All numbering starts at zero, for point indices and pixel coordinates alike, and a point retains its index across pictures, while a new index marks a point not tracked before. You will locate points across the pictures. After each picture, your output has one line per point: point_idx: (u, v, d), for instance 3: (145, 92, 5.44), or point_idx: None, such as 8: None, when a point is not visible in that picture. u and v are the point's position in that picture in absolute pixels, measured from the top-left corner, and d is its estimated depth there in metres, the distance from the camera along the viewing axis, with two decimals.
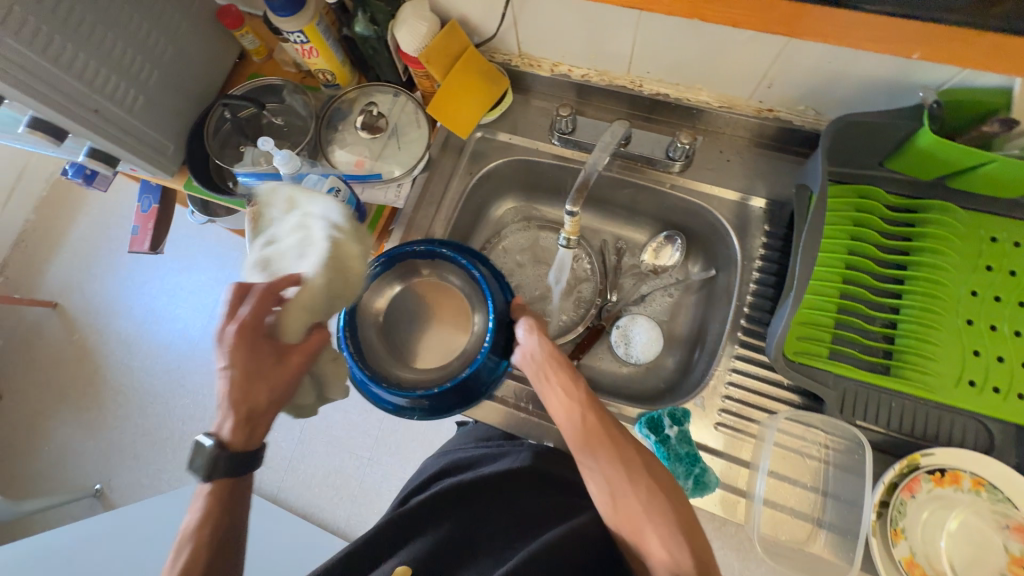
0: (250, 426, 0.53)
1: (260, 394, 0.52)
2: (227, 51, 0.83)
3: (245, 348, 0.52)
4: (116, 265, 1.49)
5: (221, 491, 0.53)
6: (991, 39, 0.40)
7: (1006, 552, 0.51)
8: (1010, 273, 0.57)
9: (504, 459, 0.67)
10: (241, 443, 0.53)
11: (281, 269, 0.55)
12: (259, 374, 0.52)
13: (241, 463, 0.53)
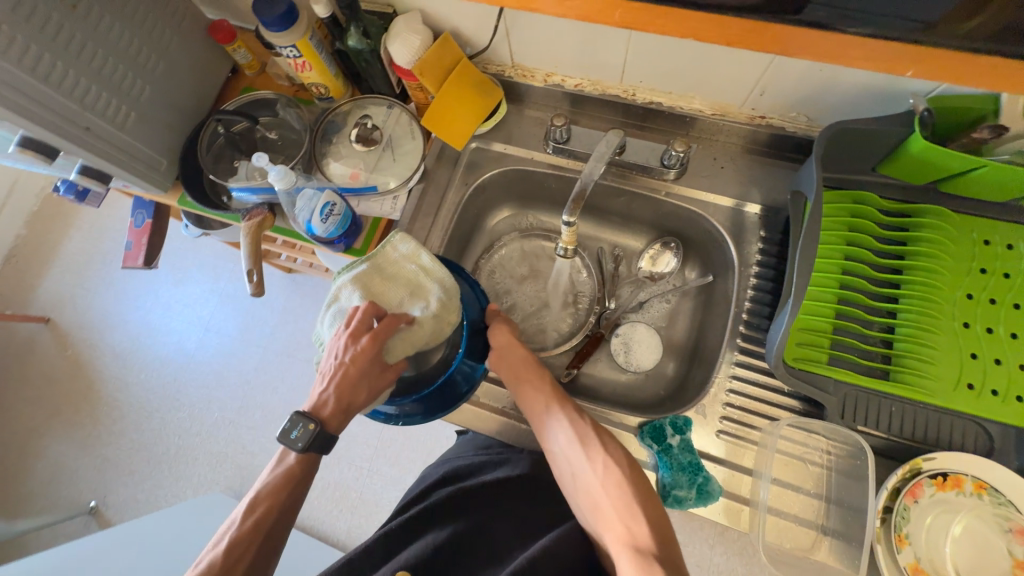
0: (340, 418, 0.56)
1: (361, 395, 0.57)
2: (220, 65, 0.83)
3: (369, 355, 0.57)
4: (111, 280, 1.48)
5: (304, 464, 0.56)
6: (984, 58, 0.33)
7: (1011, 556, 0.51)
8: (1004, 275, 0.57)
9: (504, 466, 0.67)
10: (329, 430, 0.56)
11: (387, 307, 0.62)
12: (368, 378, 0.57)
13: (323, 446, 0.56)
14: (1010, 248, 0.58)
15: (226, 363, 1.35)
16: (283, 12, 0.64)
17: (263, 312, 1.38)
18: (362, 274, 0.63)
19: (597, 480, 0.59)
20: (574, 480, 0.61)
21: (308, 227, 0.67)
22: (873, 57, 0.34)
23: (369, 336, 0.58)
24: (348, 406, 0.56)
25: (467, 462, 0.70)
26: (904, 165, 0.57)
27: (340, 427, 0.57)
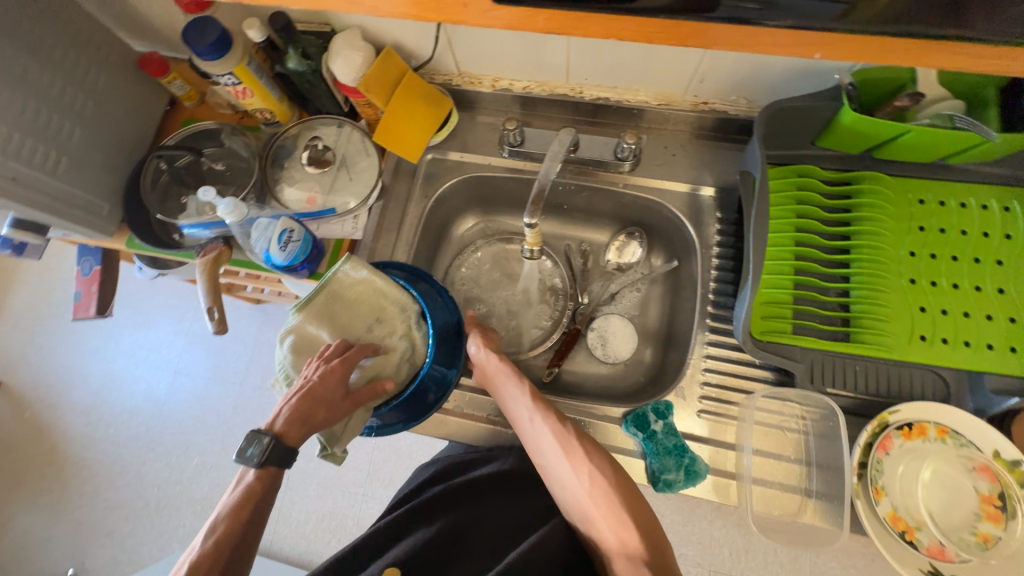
0: (298, 437, 0.51)
1: (320, 416, 0.52)
2: (155, 99, 0.79)
3: (336, 379, 0.54)
4: (65, 333, 1.40)
5: (265, 479, 0.50)
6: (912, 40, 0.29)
7: (977, 493, 0.54)
8: (940, 231, 0.61)
9: (493, 462, 0.68)
10: (287, 445, 0.50)
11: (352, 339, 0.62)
12: (333, 403, 0.53)
13: (282, 463, 0.50)
14: (943, 204, 0.62)
15: (200, 406, 1.29)
16: (215, 40, 0.62)
17: (233, 348, 1.33)
18: (319, 305, 0.62)
19: (586, 492, 0.58)
20: (567, 493, 0.60)
21: (267, 257, 0.65)
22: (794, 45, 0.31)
23: (339, 360, 0.55)
24: (309, 427, 0.52)
25: (456, 461, 0.71)
26: (839, 137, 0.60)
27: (296, 447, 0.51)
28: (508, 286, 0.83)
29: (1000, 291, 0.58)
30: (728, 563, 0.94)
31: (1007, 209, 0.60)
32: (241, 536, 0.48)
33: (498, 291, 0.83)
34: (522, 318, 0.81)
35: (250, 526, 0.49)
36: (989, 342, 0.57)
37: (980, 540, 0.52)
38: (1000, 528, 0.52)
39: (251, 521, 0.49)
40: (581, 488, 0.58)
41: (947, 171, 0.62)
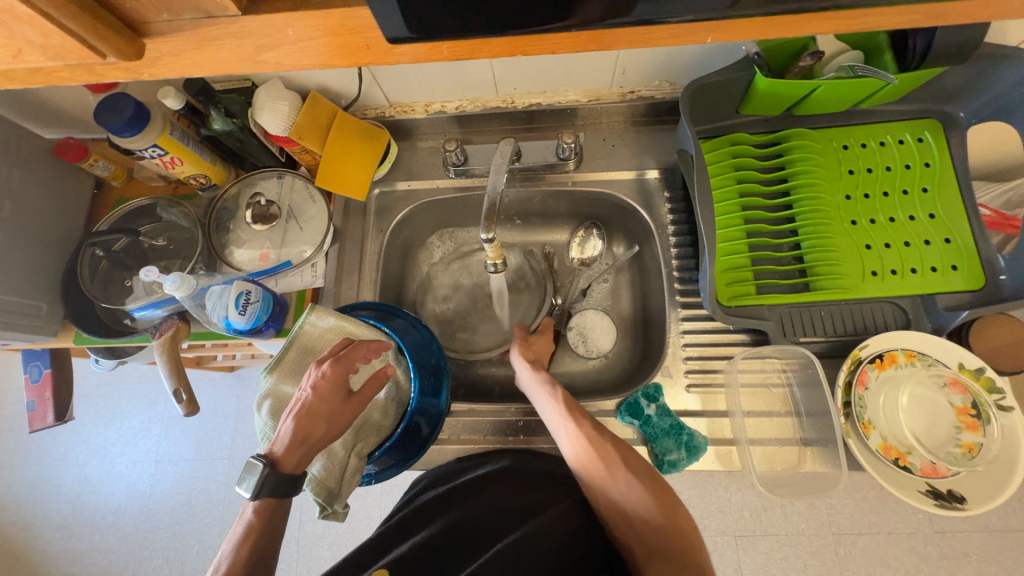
0: (300, 454, 0.48)
1: (320, 430, 0.49)
2: (80, 185, 0.76)
3: (328, 386, 0.51)
4: (28, 447, 1.30)
5: (266, 512, 0.47)
6: (785, 15, 0.30)
7: (953, 406, 0.57)
8: (867, 171, 0.65)
9: (486, 465, 0.64)
10: (284, 469, 0.47)
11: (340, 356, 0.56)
12: (329, 411, 0.50)
13: (283, 490, 0.47)
14: (865, 146, 0.66)
15: (191, 489, 1.22)
16: (130, 115, 0.60)
17: (213, 422, 1.27)
18: (291, 362, 0.61)
19: (606, 477, 0.56)
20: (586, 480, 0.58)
21: (227, 323, 0.62)
22: (683, 36, 0.31)
23: (331, 362, 0.52)
24: (314, 442, 0.49)
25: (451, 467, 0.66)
26: (759, 103, 0.62)
27: (300, 467, 0.49)
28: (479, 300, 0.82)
29: (930, 217, 0.63)
30: (751, 524, 0.96)
31: (921, 140, 0.65)
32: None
33: (472, 310, 0.81)
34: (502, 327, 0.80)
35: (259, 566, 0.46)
36: (932, 264, 0.61)
37: (965, 451, 0.55)
38: (981, 435, 0.55)
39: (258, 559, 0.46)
40: (599, 471, 0.56)
41: (865, 115, 0.66)
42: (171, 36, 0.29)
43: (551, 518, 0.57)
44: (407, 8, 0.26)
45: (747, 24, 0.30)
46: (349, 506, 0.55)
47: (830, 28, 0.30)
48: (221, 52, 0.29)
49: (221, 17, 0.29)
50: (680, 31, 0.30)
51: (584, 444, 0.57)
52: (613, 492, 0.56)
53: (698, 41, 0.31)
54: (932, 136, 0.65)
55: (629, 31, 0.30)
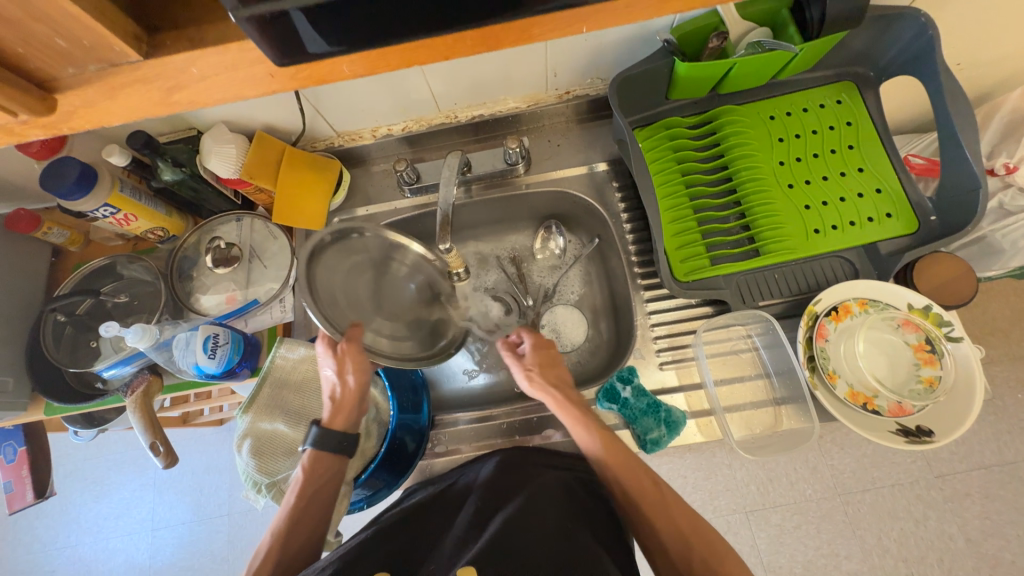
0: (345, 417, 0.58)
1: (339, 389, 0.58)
2: (37, 255, 0.75)
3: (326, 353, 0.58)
4: (18, 534, 1.26)
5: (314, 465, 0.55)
6: (646, 2, 0.31)
7: (909, 344, 0.59)
8: (796, 136, 0.68)
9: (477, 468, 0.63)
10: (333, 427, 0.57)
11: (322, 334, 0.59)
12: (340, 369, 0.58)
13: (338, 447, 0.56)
14: (790, 114, 0.69)
15: (192, 553, 1.19)
16: (75, 178, 0.60)
17: (207, 479, 1.23)
18: (265, 399, 0.61)
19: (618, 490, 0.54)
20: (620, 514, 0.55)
21: (198, 369, 0.62)
22: (556, 29, 0.32)
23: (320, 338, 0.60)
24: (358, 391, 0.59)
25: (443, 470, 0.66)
26: (684, 87, 0.65)
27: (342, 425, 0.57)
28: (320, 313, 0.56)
29: (860, 170, 0.66)
30: (760, 498, 0.96)
31: (840, 102, 0.69)
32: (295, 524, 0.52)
33: (343, 310, 0.59)
34: (376, 351, 0.59)
35: (312, 509, 0.53)
36: (868, 215, 0.64)
37: (927, 385, 0.58)
38: (939, 368, 0.58)
39: (312, 505, 0.53)
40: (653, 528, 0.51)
41: (785, 85, 0.70)
42: (80, 90, 0.30)
43: (538, 492, 0.56)
44: (298, 37, 0.28)
45: (616, 11, 0.32)
46: (338, 534, 0.60)
47: (695, 5, 0.32)
48: (132, 100, 0.30)
49: (124, 65, 0.30)
50: (555, 27, 0.32)
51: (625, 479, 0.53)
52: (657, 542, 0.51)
53: (575, 31, 0.33)
54: (850, 97, 0.69)
55: (514, 32, 0.32)
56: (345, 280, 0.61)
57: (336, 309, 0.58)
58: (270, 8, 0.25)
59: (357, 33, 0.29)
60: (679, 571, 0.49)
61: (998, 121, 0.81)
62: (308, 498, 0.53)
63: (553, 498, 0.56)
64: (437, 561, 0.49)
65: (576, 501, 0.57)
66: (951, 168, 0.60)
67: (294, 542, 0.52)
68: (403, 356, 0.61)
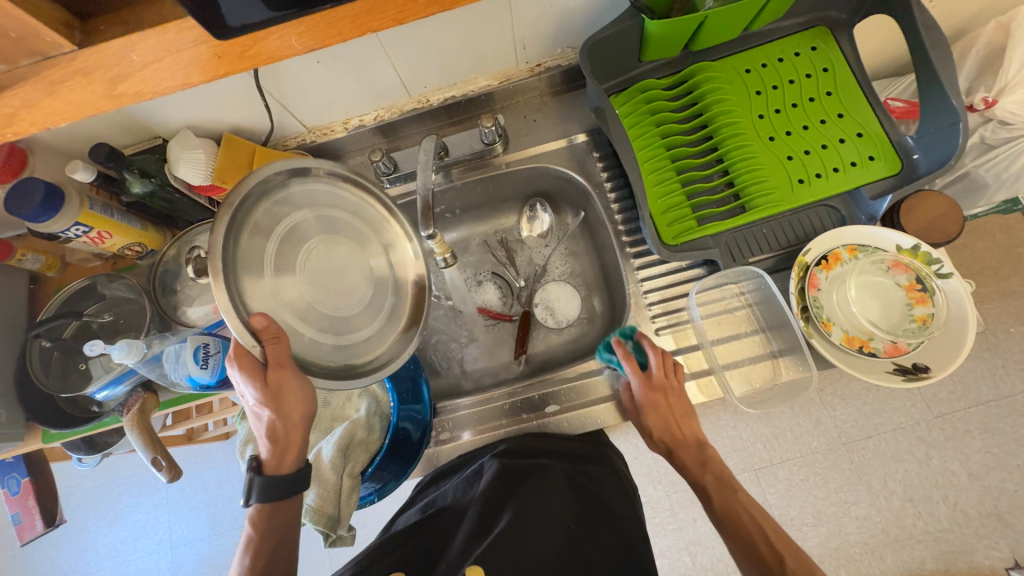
0: (289, 454, 0.52)
1: (277, 424, 0.50)
2: (15, 283, 0.73)
3: (249, 379, 0.48)
4: (35, 565, 1.26)
5: (263, 514, 0.50)
6: None
7: (900, 286, 0.60)
8: (773, 87, 0.67)
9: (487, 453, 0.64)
10: (268, 472, 0.51)
11: (236, 362, 0.48)
12: (277, 400, 0.48)
13: (282, 492, 0.51)
14: (766, 66, 0.68)
15: (214, 567, 1.19)
16: (41, 198, 0.58)
17: (220, 494, 1.23)
18: None
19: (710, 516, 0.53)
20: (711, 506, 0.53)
21: (192, 381, 0.61)
22: None
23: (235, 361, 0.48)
24: (292, 424, 0.51)
25: (454, 460, 0.66)
26: (657, 46, 0.63)
27: (282, 468, 0.51)
28: (236, 288, 0.44)
29: (840, 116, 0.66)
30: (767, 454, 0.97)
31: (815, 48, 0.68)
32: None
33: (272, 284, 0.47)
34: (302, 359, 0.48)
35: (278, 562, 0.51)
36: (851, 160, 0.64)
37: (920, 323, 0.58)
38: (931, 306, 0.58)
39: (273, 563, 0.50)
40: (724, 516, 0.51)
41: (759, 36, 0.68)
42: (13, 91, 0.28)
43: (544, 486, 0.57)
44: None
45: None
46: (353, 529, 0.60)
47: None
48: (71, 95, 0.29)
49: (58, 57, 0.28)
50: None
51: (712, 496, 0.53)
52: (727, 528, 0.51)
53: None
54: (825, 43, 0.68)
55: None
56: (284, 238, 0.49)
57: (261, 278, 0.46)
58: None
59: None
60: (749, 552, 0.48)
61: (975, 56, 0.80)
62: (268, 559, 0.50)
63: (559, 493, 0.58)
64: (448, 559, 0.51)
65: (581, 496, 0.59)
66: (929, 103, 0.59)
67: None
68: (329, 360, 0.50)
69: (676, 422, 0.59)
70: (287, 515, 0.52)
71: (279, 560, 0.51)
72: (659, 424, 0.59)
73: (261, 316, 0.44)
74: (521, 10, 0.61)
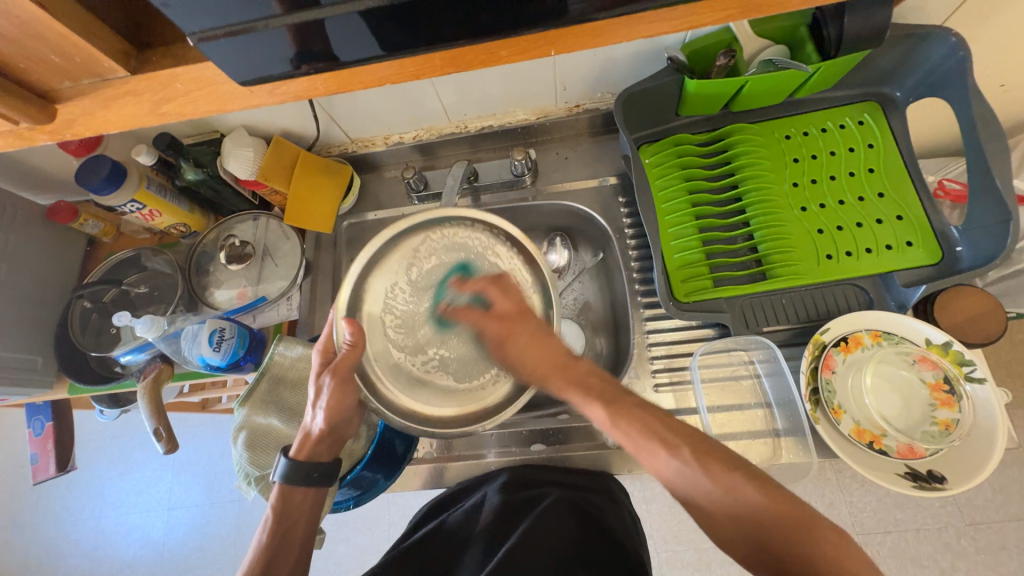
0: (319, 446, 0.55)
1: (329, 419, 0.53)
2: (72, 244, 0.80)
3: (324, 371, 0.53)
4: (48, 502, 1.34)
5: (283, 498, 0.53)
6: (619, 22, 0.31)
7: (924, 383, 0.56)
8: (812, 158, 0.65)
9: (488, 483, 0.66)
10: (303, 459, 0.53)
11: (319, 348, 0.54)
12: (338, 396, 0.52)
13: (305, 480, 0.53)
14: (807, 135, 0.66)
15: (204, 535, 1.23)
16: (106, 174, 0.65)
17: (222, 465, 1.28)
18: (263, 393, 0.65)
19: (607, 430, 0.46)
20: (717, 526, 0.41)
21: (202, 361, 0.65)
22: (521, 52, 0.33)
23: (319, 352, 0.54)
24: (338, 422, 0.54)
25: (462, 485, 0.69)
26: (693, 104, 0.64)
27: (314, 458, 0.54)
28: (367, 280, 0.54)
29: (880, 195, 0.63)
30: None
31: (862, 123, 0.66)
32: (265, 564, 0.50)
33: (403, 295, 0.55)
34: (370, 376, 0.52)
35: (283, 554, 0.51)
36: (887, 242, 0.61)
37: (942, 428, 0.54)
38: (957, 411, 0.54)
39: (283, 548, 0.51)
40: (711, 487, 0.40)
41: (803, 105, 0.67)
42: (87, 98, 0.33)
43: (547, 518, 0.59)
44: (356, 28, 0.29)
45: (587, 39, 0.32)
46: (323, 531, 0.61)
47: (678, 27, 0.31)
48: (130, 108, 0.33)
49: (115, 78, 0.32)
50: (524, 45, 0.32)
51: (664, 459, 0.42)
52: (725, 522, 0.40)
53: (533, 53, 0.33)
54: (872, 119, 0.66)
55: (482, 53, 0.33)
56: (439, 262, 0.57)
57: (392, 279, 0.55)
58: (316, 14, 0.28)
59: (329, 41, 0.30)
60: (756, 535, 0.39)
61: None
62: (276, 545, 0.51)
63: (565, 527, 0.59)
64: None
65: (586, 528, 0.60)
66: (978, 196, 0.56)
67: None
68: (406, 396, 0.52)
69: (545, 344, 0.51)
70: (306, 505, 0.54)
71: (286, 552, 0.52)
72: (528, 349, 0.51)
73: (350, 320, 0.50)
74: (565, 55, 0.63)
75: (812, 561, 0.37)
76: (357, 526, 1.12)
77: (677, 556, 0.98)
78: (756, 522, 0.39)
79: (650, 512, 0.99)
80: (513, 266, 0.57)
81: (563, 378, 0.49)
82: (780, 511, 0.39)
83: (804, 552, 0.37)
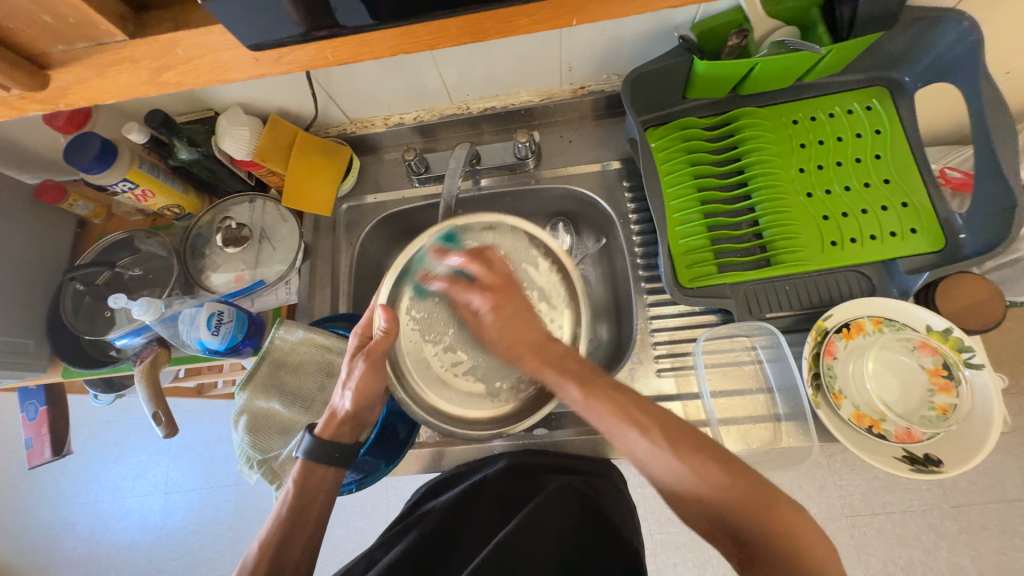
0: (343, 427, 0.55)
1: (358, 402, 0.53)
2: (62, 225, 0.78)
3: (360, 351, 0.53)
4: (42, 486, 1.34)
5: (303, 477, 0.52)
6: None
7: (924, 369, 0.56)
8: (819, 143, 0.65)
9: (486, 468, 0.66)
10: (328, 437, 0.53)
11: (358, 329, 0.54)
12: (371, 378, 0.53)
13: (331, 459, 0.53)
14: (815, 119, 0.66)
15: (202, 518, 1.24)
16: (96, 152, 0.62)
17: (218, 450, 1.28)
18: (263, 378, 0.64)
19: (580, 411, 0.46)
20: (688, 509, 0.41)
21: (201, 345, 0.64)
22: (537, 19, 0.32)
23: (358, 334, 0.54)
24: (364, 406, 0.55)
25: (461, 469, 0.68)
26: (701, 86, 0.62)
27: (337, 437, 0.54)
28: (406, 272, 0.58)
29: (885, 181, 0.63)
30: None
31: (870, 108, 0.65)
32: (279, 542, 0.50)
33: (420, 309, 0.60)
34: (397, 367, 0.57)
35: (298, 535, 0.51)
36: (891, 229, 0.61)
37: (940, 413, 0.55)
38: (955, 396, 0.54)
39: (299, 529, 0.51)
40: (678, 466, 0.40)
41: (812, 88, 0.66)
42: (78, 66, 0.31)
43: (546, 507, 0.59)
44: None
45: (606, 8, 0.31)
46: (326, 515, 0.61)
47: None
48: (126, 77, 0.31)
49: (110, 44, 0.31)
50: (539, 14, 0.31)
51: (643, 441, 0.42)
52: (691, 503, 0.40)
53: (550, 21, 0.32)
54: (881, 104, 0.65)
55: (496, 20, 0.32)
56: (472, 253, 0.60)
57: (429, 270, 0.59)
58: None
59: (331, 8, 0.28)
60: (725, 519, 0.38)
61: None
62: (292, 526, 0.51)
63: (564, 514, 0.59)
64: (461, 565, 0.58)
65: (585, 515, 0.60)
66: (985, 182, 0.56)
67: (288, 563, 0.50)
68: (431, 394, 0.58)
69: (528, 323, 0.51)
70: (323, 485, 0.54)
71: (302, 534, 0.51)
72: (512, 324, 0.50)
73: (386, 308, 0.52)
74: (570, 33, 0.61)
75: (774, 538, 0.37)
76: (356, 509, 1.13)
77: (670, 538, 1.00)
78: (724, 501, 0.38)
79: (647, 496, 1.01)
80: (550, 277, 0.61)
81: (538, 359, 0.49)
82: (743, 493, 0.38)
83: (768, 536, 0.37)
